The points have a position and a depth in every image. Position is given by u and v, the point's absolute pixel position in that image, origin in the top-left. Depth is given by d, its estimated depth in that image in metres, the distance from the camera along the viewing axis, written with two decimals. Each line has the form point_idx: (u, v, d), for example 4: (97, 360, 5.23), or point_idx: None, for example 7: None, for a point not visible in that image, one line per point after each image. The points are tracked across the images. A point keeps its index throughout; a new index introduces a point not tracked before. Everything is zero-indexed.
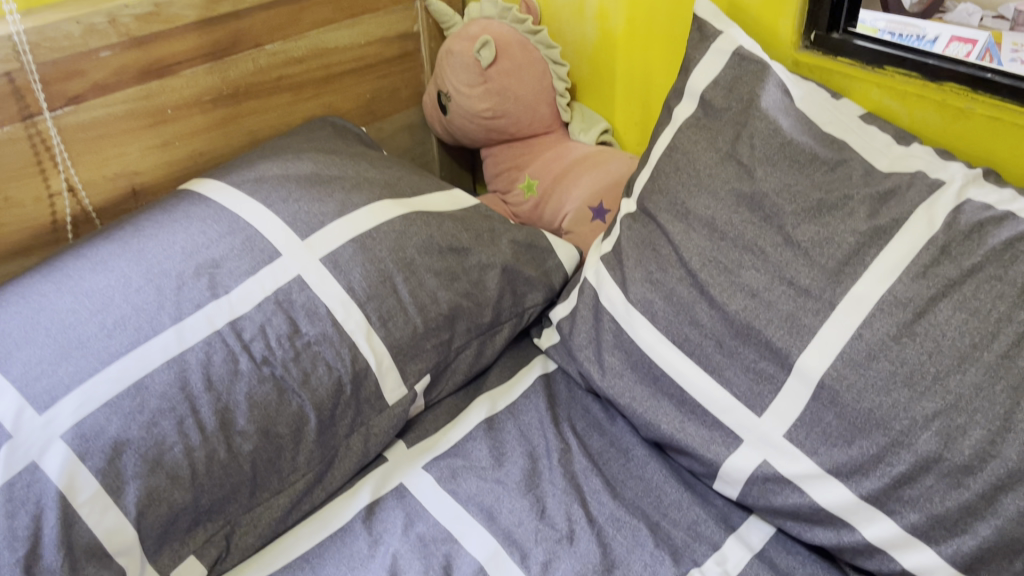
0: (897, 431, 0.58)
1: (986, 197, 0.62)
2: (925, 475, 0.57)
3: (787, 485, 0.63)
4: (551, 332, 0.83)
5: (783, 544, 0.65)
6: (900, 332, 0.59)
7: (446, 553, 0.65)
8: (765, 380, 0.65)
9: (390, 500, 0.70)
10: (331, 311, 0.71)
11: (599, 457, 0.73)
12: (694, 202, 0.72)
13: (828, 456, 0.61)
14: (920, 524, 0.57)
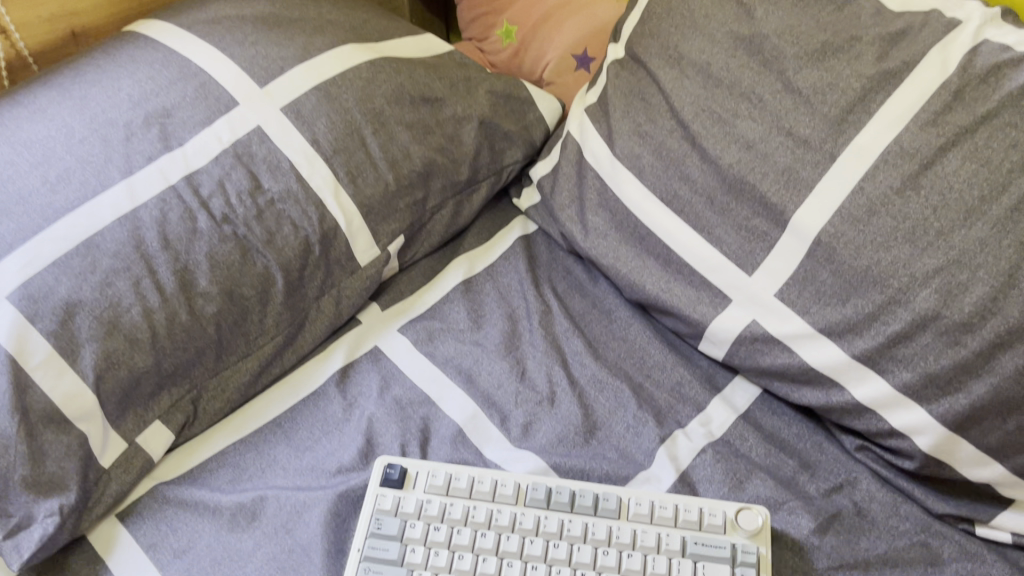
0: (895, 289, 0.55)
1: (1005, 38, 0.57)
2: (922, 334, 0.54)
3: (776, 346, 0.61)
4: (531, 192, 0.79)
5: (769, 405, 0.64)
6: (904, 185, 0.55)
7: (423, 417, 0.63)
8: (757, 238, 0.61)
9: (364, 363, 0.67)
10: (295, 165, 0.66)
11: (581, 319, 0.70)
12: (688, 47, 0.66)
13: (821, 316, 0.58)
14: (913, 384, 0.55)
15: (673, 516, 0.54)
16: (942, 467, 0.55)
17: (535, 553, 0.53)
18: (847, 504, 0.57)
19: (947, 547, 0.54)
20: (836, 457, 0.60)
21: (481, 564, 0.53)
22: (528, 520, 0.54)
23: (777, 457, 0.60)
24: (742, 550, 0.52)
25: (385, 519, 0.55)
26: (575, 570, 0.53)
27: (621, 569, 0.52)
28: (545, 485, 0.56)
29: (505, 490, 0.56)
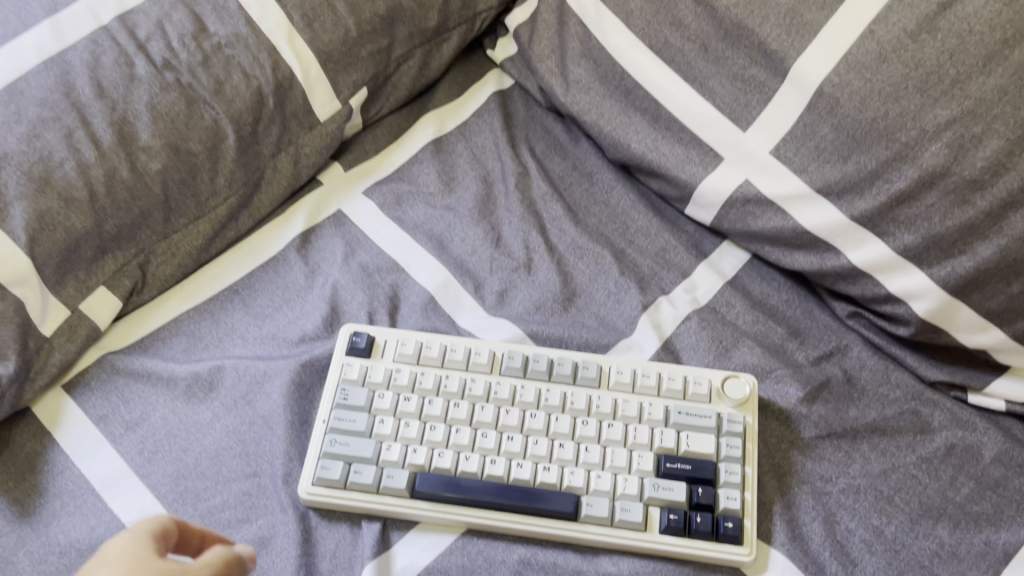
0: (902, 144, 0.51)
1: None
2: (928, 192, 0.50)
3: (769, 208, 0.57)
4: (506, 42, 0.71)
5: (758, 271, 0.60)
6: (920, 27, 0.50)
7: (391, 284, 0.59)
8: (753, 90, 0.56)
9: (327, 227, 0.62)
10: (243, 7, 0.59)
11: (560, 181, 0.65)
12: None
13: (819, 175, 0.54)
14: (915, 246, 0.51)
15: (656, 385, 0.52)
16: (938, 334, 0.53)
17: (511, 423, 0.50)
18: (837, 372, 0.54)
19: (938, 415, 0.52)
20: (827, 325, 0.57)
21: (454, 435, 0.50)
22: (504, 390, 0.51)
23: (765, 325, 0.57)
24: (728, 420, 0.50)
25: (352, 390, 0.51)
26: (553, 440, 0.50)
27: (602, 440, 0.50)
28: (522, 354, 0.53)
29: (479, 359, 0.52)
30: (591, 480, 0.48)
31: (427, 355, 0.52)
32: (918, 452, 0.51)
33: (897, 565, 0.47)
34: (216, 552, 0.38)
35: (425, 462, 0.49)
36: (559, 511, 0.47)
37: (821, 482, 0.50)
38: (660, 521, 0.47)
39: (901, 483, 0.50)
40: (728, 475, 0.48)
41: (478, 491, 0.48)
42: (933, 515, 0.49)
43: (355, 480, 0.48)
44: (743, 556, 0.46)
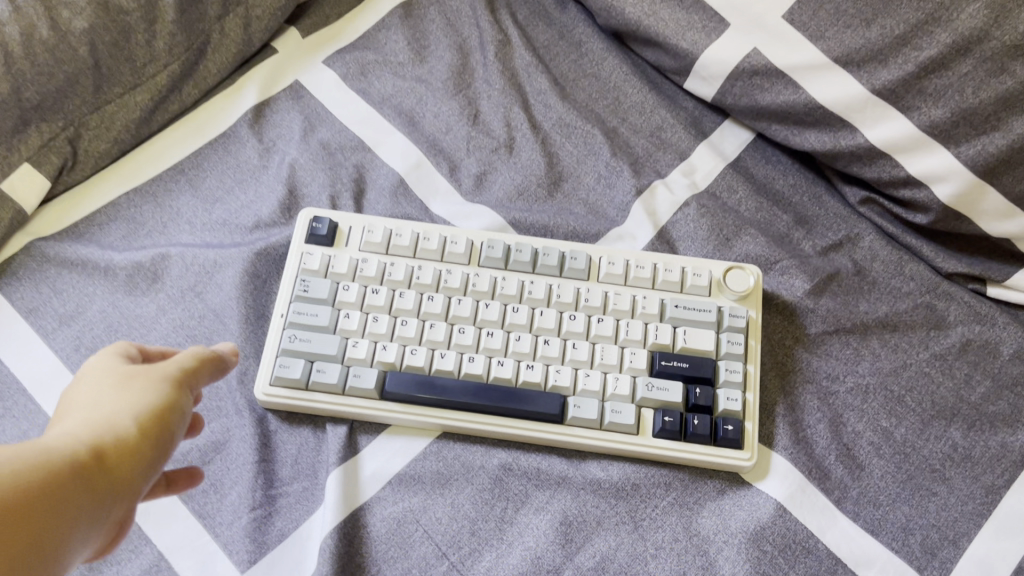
0: (936, 4, 0.44)
1: None
2: (962, 61, 0.45)
3: (779, 81, 0.51)
4: None
5: (762, 153, 0.55)
6: None
7: (356, 165, 0.52)
8: None
9: (283, 101, 0.55)
10: None
11: (545, 52, 0.59)
12: None
13: (838, 42, 0.48)
14: (942, 123, 0.46)
15: (651, 277, 0.47)
16: (960, 222, 0.48)
17: (491, 319, 0.45)
18: (846, 263, 0.50)
19: (954, 309, 0.48)
20: (837, 212, 0.52)
21: (429, 330, 0.45)
22: (483, 282, 0.46)
23: (769, 213, 0.52)
24: (730, 314, 0.46)
25: (313, 280, 0.46)
26: (537, 337, 0.45)
27: (591, 336, 0.45)
28: (503, 242, 0.47)
29: (455, 248, 0.47)
30: (579, 380, 0.44)
31: (398, 243, 0.47)
32: (931, 349, 0.47)
33: (906, 469, 0.44)
34: (186, 351, 0.36)
35: (396, 361, 0.44)
36: (544, 413, 0.43)
37: (827, 381, 0.46)
38: (654, 424, 0.43)
39: (913, 382, 0.46)
40: (729, 374, 0.44)
41: (455, 392, 0.43)
42: (946, 416, 0.45)
43: (317, 380, 0.43)
44: (743, 461, 0.42)
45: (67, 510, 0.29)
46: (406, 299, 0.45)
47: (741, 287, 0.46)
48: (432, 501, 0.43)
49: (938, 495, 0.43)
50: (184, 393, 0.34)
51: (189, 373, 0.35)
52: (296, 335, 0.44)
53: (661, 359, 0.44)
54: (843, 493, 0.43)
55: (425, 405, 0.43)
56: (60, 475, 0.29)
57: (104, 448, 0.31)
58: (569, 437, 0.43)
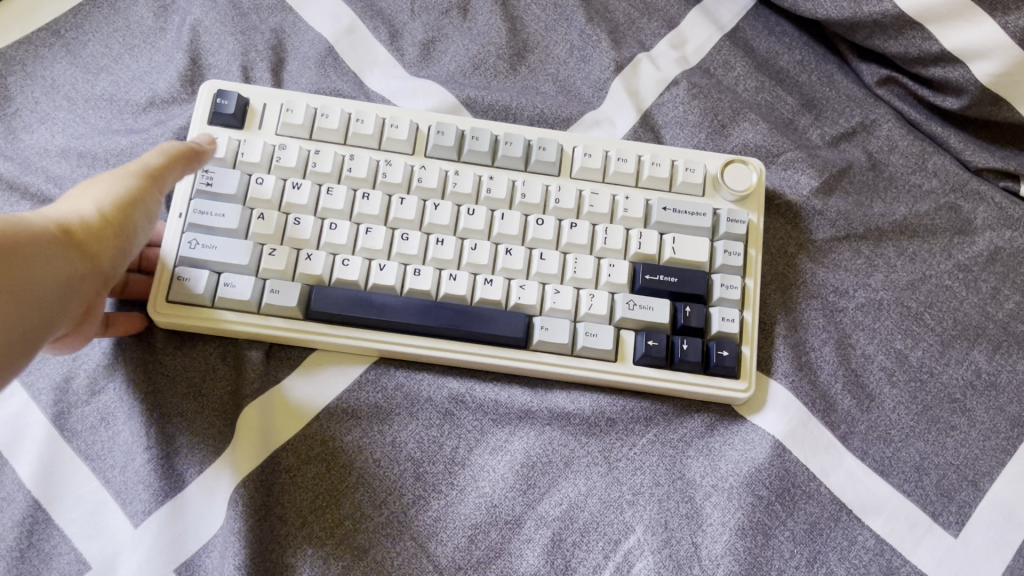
0: None
1: None
2: None
3: None
4: None
5: (764, 21, 0.46)
6: None
7: (274, 29, 0.43)
8: None
9: None
10: None
11: None
12: None
13: None
14: None
15: (635, 172, 0.39)
16: (997, 107, 0.40)
17: (441, 223, 0.37)
18: (859, 155, 0.43)
19: (982, 212, 0.41)
20: (850, 93, 0.44)
21: (363, 237, 0.36)
22: (431, 178, 0.38)
23: (772, 95, 0.44)
24: (728, 218, 0.38)
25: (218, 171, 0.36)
26: (497, 245, 0.37)
27: (561, 245, 0.37)
28: (455, 128, 0.39)
29: (396, 135, 0.38)
30: (547, 298, 0.36)
31: (324, 127, 0.38)
32: (954, 258, 0.40)
33: (922, 399, 0.37)
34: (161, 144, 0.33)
35: (323, 273, 0.36)
36: (506, 338, 0.35)
37: (834, 296, 0.40)
38: (635, 349, 0.36)
39: (932, 298, 0.39)
40: (726, 290, 0.37)
41: (396, 311, 0.35)
42: (969, 336, 0.39)
43: (224, 295, 0.35)
44: (739, 393, 0.36)
45: (33, 288, 0.28)
46: (335, 197, 0.36)
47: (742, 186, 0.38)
48: (370, 440, 0.36)
49: (957, 430, 0.37)
50: (154, 191, 0.32)
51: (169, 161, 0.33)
52: (197, 241, 0.35)
53: (643, 272, 0.37)
54: (849, 429, 0.37)
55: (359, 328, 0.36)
56: (30, 255, 0.28)
57: (68, 233, 0.30)
58: (534, 366, 0.36)
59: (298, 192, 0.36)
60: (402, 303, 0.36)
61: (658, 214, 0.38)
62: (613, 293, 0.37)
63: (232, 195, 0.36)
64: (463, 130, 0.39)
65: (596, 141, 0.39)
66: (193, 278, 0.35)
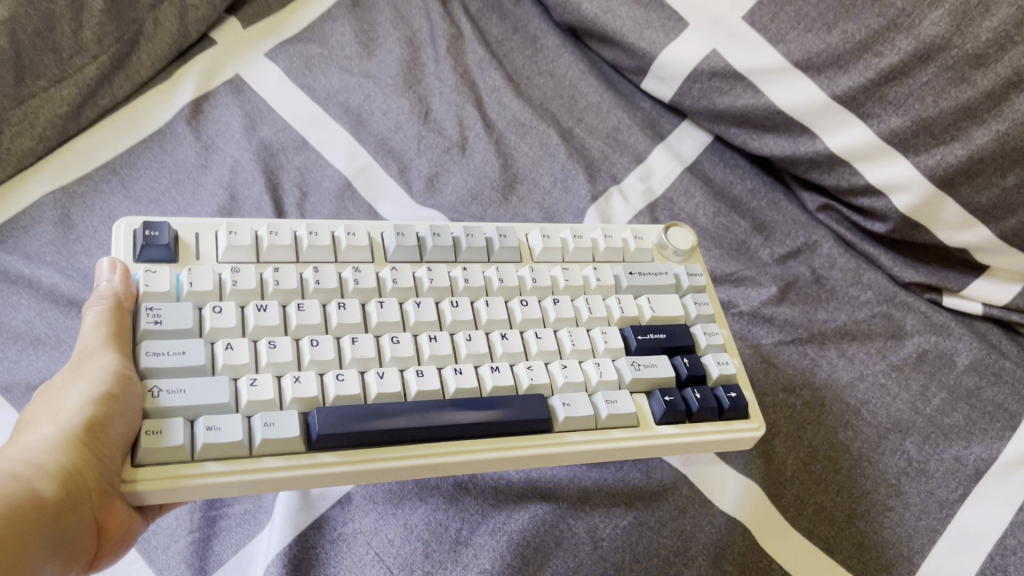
0: (897, 9, 0.44)
1: None
2: (922, 69, 0.44)
3: (739, 84, 0.50)
4: None
5: (720, 155, 0.54)
6: None
7: (300, 168, 0.50)
8: None
9: (224, 96, 0.52)
10: None
11: (499, 48, 0.57)
12: None
13: (799, 46, 0.47)
14: (901, 131, 0.45)
15: (591, 249, 0.44)
16: (915, 231, 0.47)
17: (429, 319, 0.38)
18: (804, 271, 0.50)
19: (911, 319, 0.48)
20: (795, 217, 0.52)
21: (351, 347, 0.36)
22: (405, 278, 0.39)
23: (727, 219, 0.51)
24: (688, 275, 0.44)
25: (165, 308, 0.34)
26: (491, 333, 0.39)
27: (551, 321, 0.40)
28: (413, 231, 0.41)
29: (357, 242, 0.39)
30: (559, 376, 0.38)
31: (276, 244, 0.37)
32: (888, 359, 0.47)
33: (863, 484, 0.43)
34: (98, 328, 0.33)
35: (320, 394, 0.34)
36: (530, 424, 0.36)
37: (784, 394, 0.45)
38: (654, 413, 0.39)
39: (869, 395, 0.46)
40: (710, 337, 0.42)
41: (416, 425, 0.34)
42: (901, 428, 0.44)
43: (211, 440, 0.31)
44: (753, 433, 0.40)
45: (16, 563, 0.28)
46: (310, 312, 0.36)
47: (685, 246, 0.45)
48: (384, 521, 0.40)
49: (892, 511, 0.42)
50: (121, 381, 0.31)
51: (109, 336, 0.33)
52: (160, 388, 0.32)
53: (635, 333, 0.41)
54: (797, 511, 0.42)
55: (377, 449, 0.34)
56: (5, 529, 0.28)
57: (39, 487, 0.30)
58: (566, 447, 0.37)
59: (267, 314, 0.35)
60: (411, 410, 0.35)
61: (631, 278, 0.43)
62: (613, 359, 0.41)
63: (190, 327, 0.34)
64: (420, 232, 0.41)
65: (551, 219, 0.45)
66: (165, 430, 0.31)
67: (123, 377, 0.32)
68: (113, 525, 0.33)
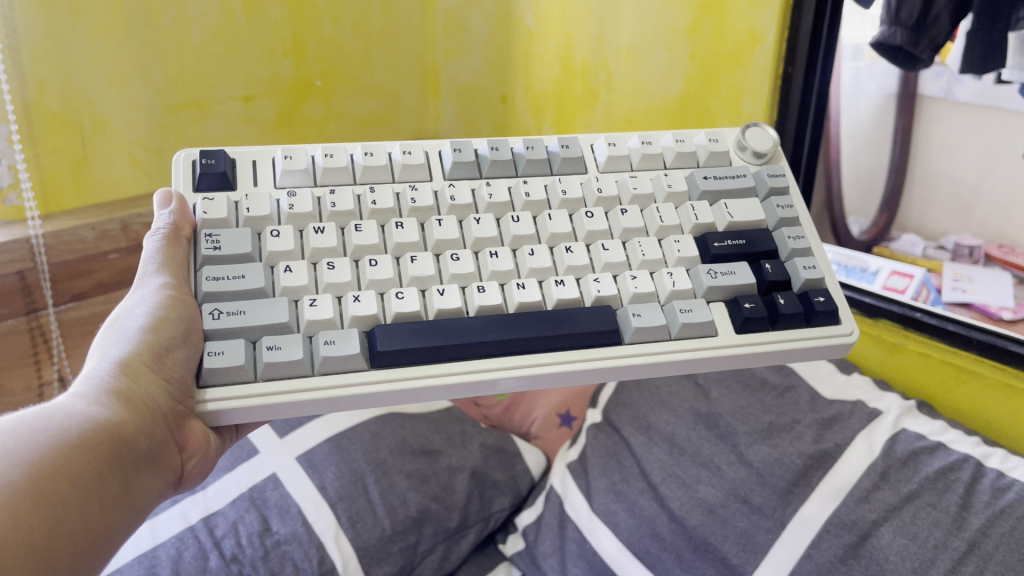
0: None
1: (919, 427, 0.69)
2: None
3: None
4: (516, 537, 0.83)
5: None
6: (847, 553, 0.61)
7: None
8: None
9: None
10: (303, 510, 0.73)
11: None
12: (655, 417, 0.78)
13: None
14: None
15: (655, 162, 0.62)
16: None
17: (488, 236, 0.56)
18: None
19: None
20: None
21: (413, 266, 0.54)
22: (463, 195, 0.57)
23: None
24: (770, 178, 0.62)
25: (221, 237, 0.52)
26: (559, 246, 0.57)
27: (622, 234, 0.58)
28: (467, 151, 0.60)
29: (413, 157, 0.59)
30: (630, 287, 0.55)
31: (334, 165, 0.57)
32: None
33: None
34: (154, 269, 0.50)
35: (376, 314, 0.51)
36: (579, 335, 0.52)
37: None
38: (736, 320, 0.55)
39: None
40: (796, 243, 0.59)
41: (474, 334, 0.51)
42: None
43: (274, 352, 0.48)
44: (846, 334, 0.56)
45: (110, 474, 0.42)
46: (368, 233, 0.54)
47: (760, 147, 0.63)
48: None
49: None
50: (173, 314, 0.48)
51: (166, 261, 0.51)
52: (222, 311, 0.49)
53: (714, 241, 0.58)
54: None
55: (450, 358, 0.50)
56: (101, 442, 0.42)
57: (124, 409, 0.44)
58: (640, 345, 0.53)
59: (326, 236, 0.54)
60: (477, 317, 0.52)
61: (706, 185, 0.61)
62: (688, 266, 0.57)
63: (249, 253, 0.52)
64: (471, 153, 0.60)
65: (617, 139, 0.63)
66: (227, 353, 0.48)
67: (181, 303, 0.49)
68: (190, 440, 0.48)
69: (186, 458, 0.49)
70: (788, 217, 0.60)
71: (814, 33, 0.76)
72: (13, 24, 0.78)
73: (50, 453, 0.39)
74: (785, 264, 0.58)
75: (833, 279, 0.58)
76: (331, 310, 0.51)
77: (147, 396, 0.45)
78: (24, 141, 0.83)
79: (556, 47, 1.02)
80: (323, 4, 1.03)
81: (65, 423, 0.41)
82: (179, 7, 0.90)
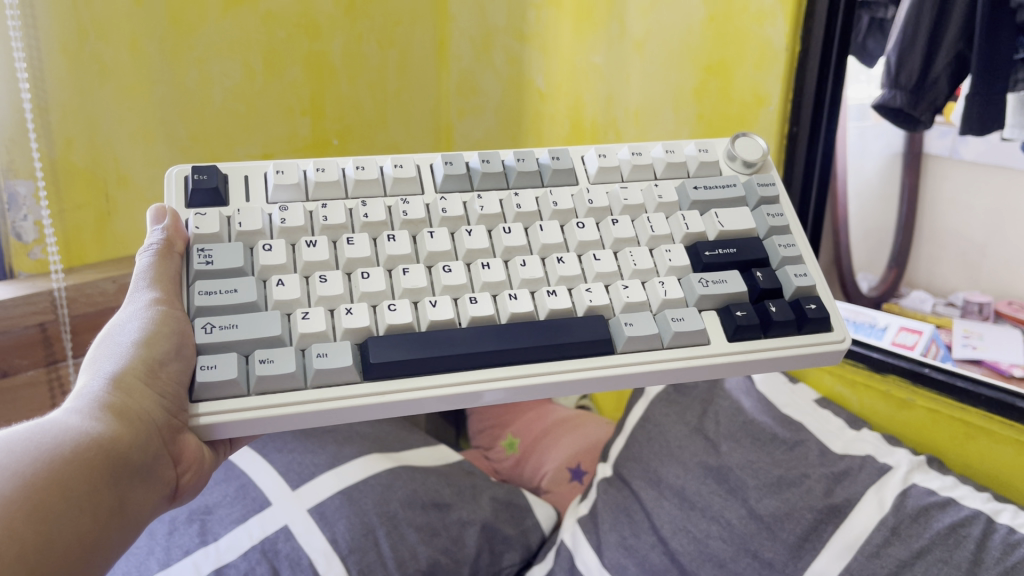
0: None
1: (930, 482, 0.68)
2: None
3: None
4: None
5: None
6: None
7: None
8: None
9: None
10: (313, 562, 0.73)
11: None
12: (666, 471, 0.79)
13: None
14: None
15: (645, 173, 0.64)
16: None
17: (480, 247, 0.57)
18: None
19: None
20: None
21: (405, 277, 0.55)
22: (454, 208, 0.59)
23: None
24: (760, 188, 0.63)
25: (214, 252, 0.53)
26: (550, 257, 0.58)
27: (613, 245, 0.59)
28: (458, 164, 0.61)
29: (404, 170, 0.60)
30: (621, 298, 0.56)
31: (325, 177, 0.58)
32: None
33: None
34: (145, 287, 0.52)
35: (367, 325, 0.52)
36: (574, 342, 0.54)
37: None
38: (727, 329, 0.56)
39: None
40: (787, 251, 0.60)
41: (466, 346, 0.52)
42: None
43: (267, 364, 0.49)
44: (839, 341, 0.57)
45: (105, 487, 0.42)
46: (359, 246, 0.55)
47: (749, 155, 0.64)
48: None
49: None
50: (165, 331, 0.49)
51: (157, 278, 0.52)
52: (214, 325, 0.51)
53: (705, 249, 0.59)
54: None
55: (444, 365, 0.51)
56: (97, 455, 0.42)
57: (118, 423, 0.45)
58: (633, 354, 0.55)
59: (318, 249, 0.55)
60: (468, 329, 0.53)
61: (696, 196, 0.62)
62: (681, 275, 0.58)
63: (242, 266, 0.53)
64: (459, 165, 0.61)
65: (608, 150, 0.65)
66: (221, 365, 0.49)
67: (173, 318, 0.50)
68: (187, 455, 0.49)
69: (182, 474, 0.49)
70: (778, 225, 0.61)
71: (816, 99, 0.78)
72: (42, 84, 0.81)
73: (47, 463, 0.40)
74: (775, 272, 0.60)
75: (824, 286, 0.59)
76: (324, 323, 0.52)
77: (141, 409, 0.46)
78: (50, 198, 0.85)
79: (566, 106, 1.06)
80: (341, 67, 1.07)
81: (61, 434, 0.42)
82: (202, 68, 0.93)
